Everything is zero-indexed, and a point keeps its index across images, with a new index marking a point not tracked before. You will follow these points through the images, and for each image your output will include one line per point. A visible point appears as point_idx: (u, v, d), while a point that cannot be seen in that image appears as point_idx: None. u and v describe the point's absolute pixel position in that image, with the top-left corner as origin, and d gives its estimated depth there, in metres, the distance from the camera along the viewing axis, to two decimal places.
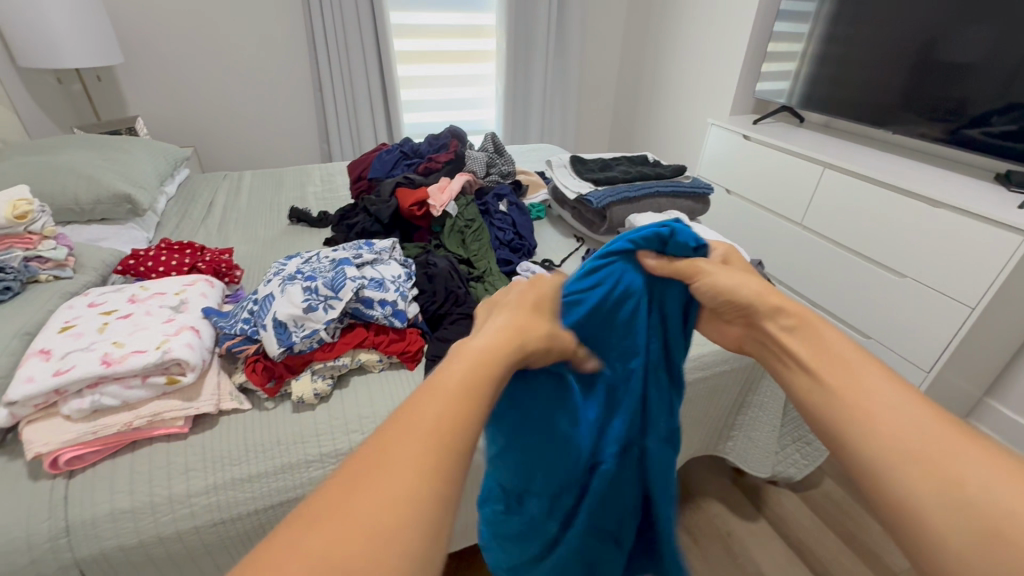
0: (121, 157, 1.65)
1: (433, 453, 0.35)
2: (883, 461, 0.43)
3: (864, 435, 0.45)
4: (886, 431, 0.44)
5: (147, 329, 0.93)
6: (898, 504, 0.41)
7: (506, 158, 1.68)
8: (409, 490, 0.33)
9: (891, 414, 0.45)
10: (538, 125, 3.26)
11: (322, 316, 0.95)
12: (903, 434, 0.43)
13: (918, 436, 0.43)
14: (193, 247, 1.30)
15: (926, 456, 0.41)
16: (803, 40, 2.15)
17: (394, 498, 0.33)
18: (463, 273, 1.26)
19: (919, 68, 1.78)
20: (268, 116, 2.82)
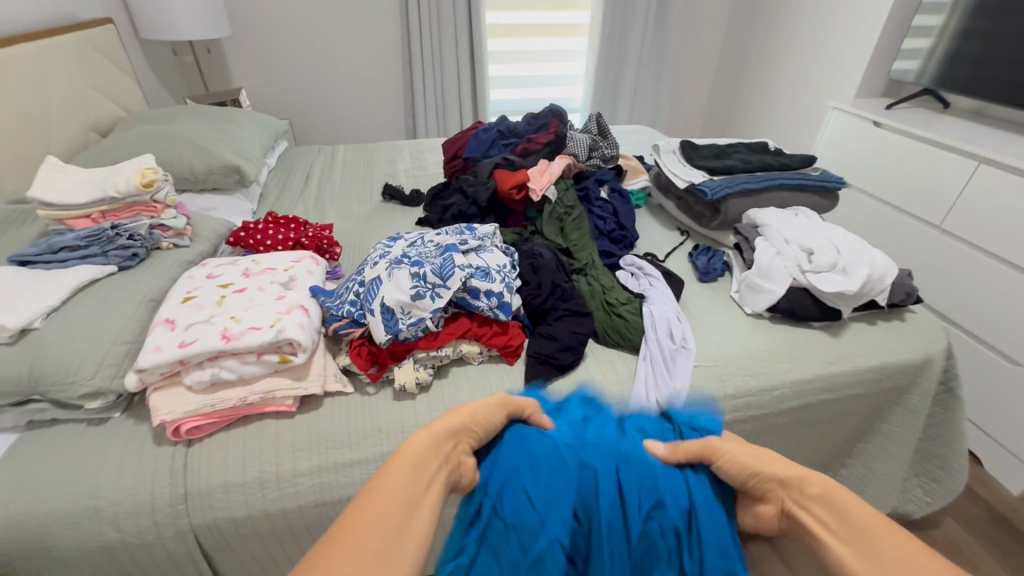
0: (229, 128, 1.70)
1: (377, 550, 0.36)
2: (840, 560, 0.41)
3: (820, 527, 0.43)
4: (837, 527, 0.42)
5: (260, 305, 0.93)
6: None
7: (610, 140, 1.53)
8: (395, 515, 0.39)
9: (841, 510, 0.43)
10: (628, 105, 3.07)
11: (429, 304, 0.91)
12: (849, 527, 0.41)
13: (855, 511, 0.42)
14: (297, 221, 1.31)
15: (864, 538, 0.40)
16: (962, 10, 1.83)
17: (386, 523, 0.38)
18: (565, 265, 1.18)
19: None
20: (357, 90, 2.85)
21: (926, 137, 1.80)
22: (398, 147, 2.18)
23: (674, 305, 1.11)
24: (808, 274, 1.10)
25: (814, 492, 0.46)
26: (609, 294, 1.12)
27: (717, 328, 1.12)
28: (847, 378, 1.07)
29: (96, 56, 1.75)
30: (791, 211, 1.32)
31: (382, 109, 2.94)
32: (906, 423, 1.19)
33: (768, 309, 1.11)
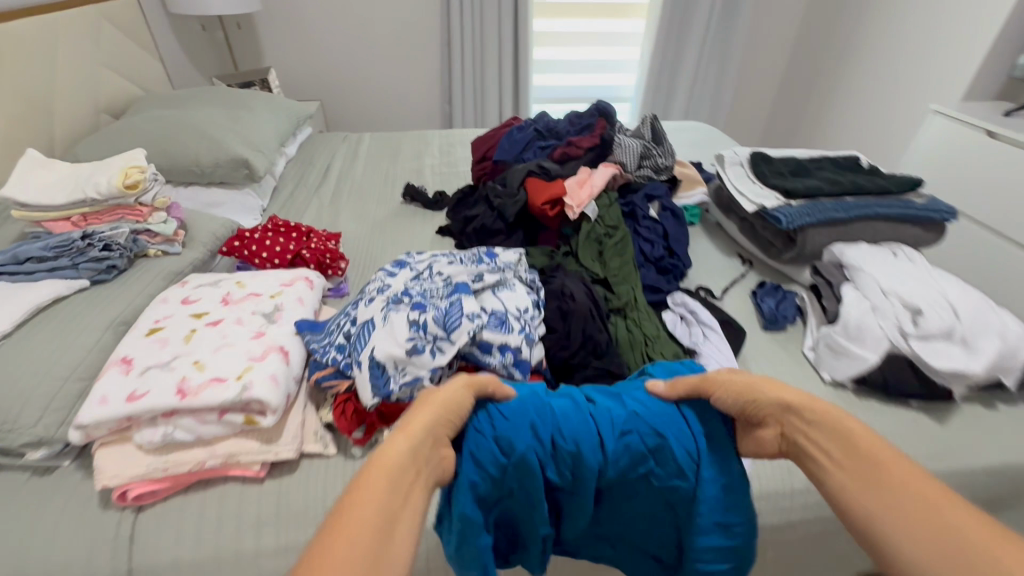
0: (244, 115, 1.57)
1: (371, 545, 0.40)
2: (883, 520, 0.46)
3: (847, 488, 0.49)
4: (880, 496, 0.47)
5: (232, 346, 0.79)
6: (879, 541, 0.46)
7: (665, 146, 1.29)
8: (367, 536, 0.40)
9: (885, 472, 0.48)
10: (685, 97, 2.77)
11: (428, 361, 0.74)
12: (890, 494, 0.47)
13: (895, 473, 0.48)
14: (300, 230, 1.16)
15: (918, 508, 0.45)
16: None
17: (359, 543, 0.40)
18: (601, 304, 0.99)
19: None
20: (393, 72, 2.67)
21: None
22: (428, 138, 2.01)
23: (733, 366, 0.90)
24: (913, 340, 0.87)
25: (811, 417, 0.55)
26: (652, 348, 0.92)
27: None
28: (962, 478, 0.83)
29: (113, 32, 1.65)
30: (891, 250, 1.07)
31: (417, 93, 2.76)
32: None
33: (854, 378, 0.89)
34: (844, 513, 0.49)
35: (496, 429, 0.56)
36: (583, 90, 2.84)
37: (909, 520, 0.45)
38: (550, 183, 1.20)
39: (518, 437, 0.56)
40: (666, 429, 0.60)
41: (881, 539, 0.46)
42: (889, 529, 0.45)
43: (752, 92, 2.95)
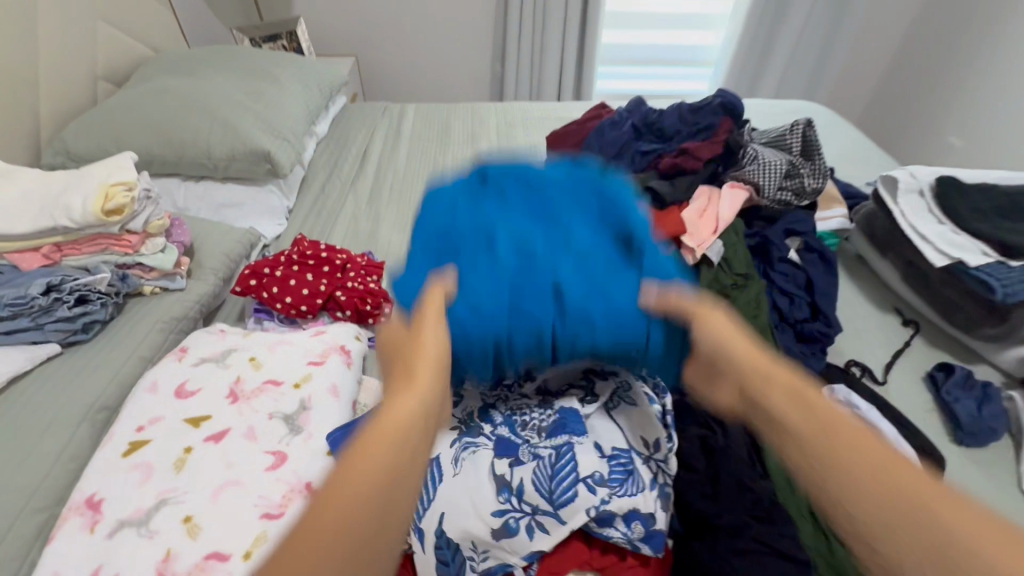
0: (267, 87, 1.28)
1: (370, 501, 0.34)
2: (849, 494, 0.37)
3: (825, 454, 0.39)
4: (854, 459, 0.38)
5: (239, 484, 0.55)
6: (860, 528, 0.36)
7: (818, 160, 0.96)
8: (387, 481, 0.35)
9: (863, 440, 0.39)
10: (782, 62, 2.32)
11: (523, 543, 0.53)
12: (868, 466, 0.37)
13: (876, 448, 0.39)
14: (333, 262, 0.89)
15: (898, 496, 0.36)
16: None
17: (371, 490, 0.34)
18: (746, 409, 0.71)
19: None
20: (439, 21, 2.30)
21: None
22: (482, 113, 1.68)
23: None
24: None
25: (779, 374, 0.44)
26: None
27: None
28: None
29: None
30: None
31: (466, 51, 2.39)
32: None
33: None
34: (804, 453, 0.40)
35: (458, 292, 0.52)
36: (659, 50, 2.41)
37: (879, 493, 0.36)
38: (664, 214, 0.88)
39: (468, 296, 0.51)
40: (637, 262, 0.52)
41: (830, 474, 0.38)
42: (851, 485, 0.37)
43: (862, 57, 2.46)
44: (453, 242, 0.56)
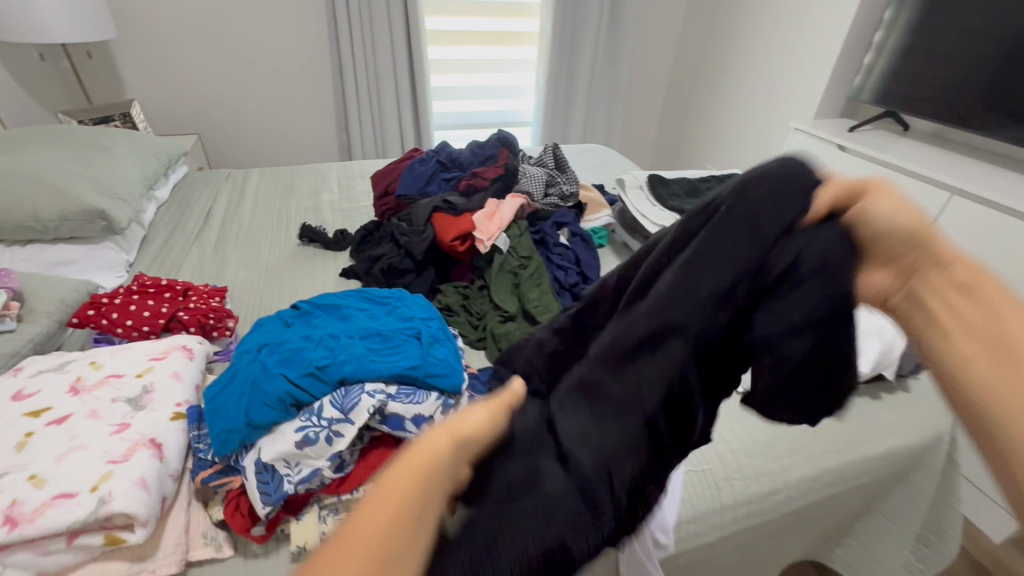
0: (96, 156, 1.35)
1: (373, 570, 0.29)
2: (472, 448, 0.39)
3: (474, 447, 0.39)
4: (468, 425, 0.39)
5: (86, 447, 0.64)
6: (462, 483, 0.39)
7: (568, 174, 1.32)
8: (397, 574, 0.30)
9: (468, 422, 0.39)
10: (581, 120, 2.90)
11: (327, 450, 0.65)
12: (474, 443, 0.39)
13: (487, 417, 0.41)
14: (174, 291, 1.02)
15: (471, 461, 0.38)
16: (903, 33, 1.81)
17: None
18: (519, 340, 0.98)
19: None
20: (280, 100, 2.50)
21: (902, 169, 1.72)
22: (324, 171, 1.87)
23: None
24: None
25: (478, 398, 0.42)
26: None
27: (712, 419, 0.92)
28: (860, 466, 0.92)
29: None
30: None
31: (312, 127, 2.62)
32: (910, 497, 1.06)
33: None
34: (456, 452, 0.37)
35: (289, 330, 0.81)
36: (483, 116, 2.87)
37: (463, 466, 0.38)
38: (458, 218, 1.16)
39: (291, 333, 0.79)
40: (402, 302, 0.92)
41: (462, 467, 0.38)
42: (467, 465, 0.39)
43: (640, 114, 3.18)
44: (276, 330, 0.81)
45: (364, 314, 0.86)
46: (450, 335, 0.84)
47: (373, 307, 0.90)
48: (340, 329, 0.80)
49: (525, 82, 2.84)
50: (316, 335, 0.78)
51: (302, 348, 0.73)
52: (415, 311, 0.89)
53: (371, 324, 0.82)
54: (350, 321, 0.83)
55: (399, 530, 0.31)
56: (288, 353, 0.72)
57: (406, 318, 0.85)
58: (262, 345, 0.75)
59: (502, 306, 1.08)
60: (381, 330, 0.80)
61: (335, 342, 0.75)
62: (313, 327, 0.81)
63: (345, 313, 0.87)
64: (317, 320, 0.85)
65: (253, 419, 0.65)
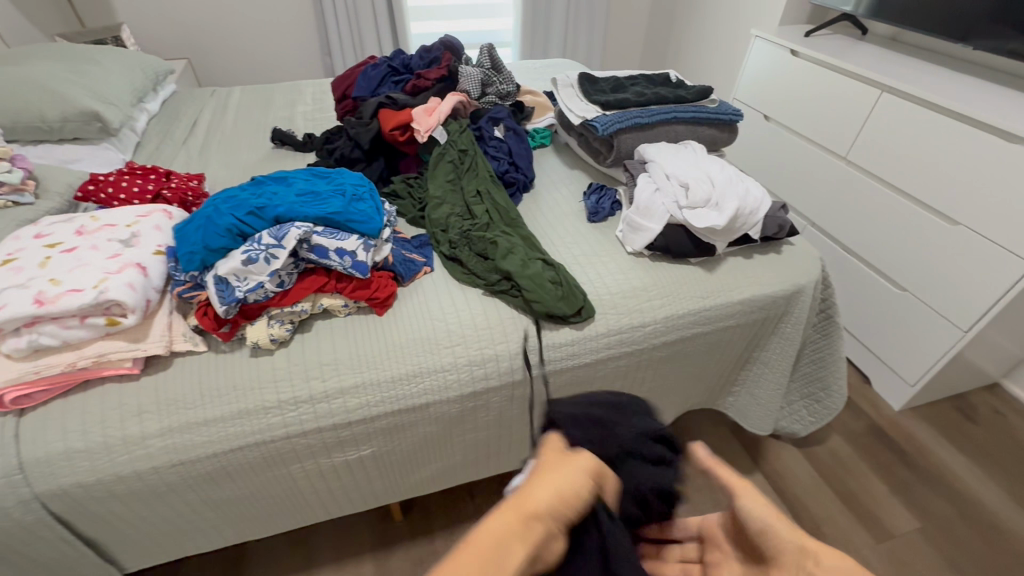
0: (88, 68, 1.52)
1: None
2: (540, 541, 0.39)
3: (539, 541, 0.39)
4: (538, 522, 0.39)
5: (88, 265, 0.86)
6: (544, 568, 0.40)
7: (504, 74, 1.52)
8: None
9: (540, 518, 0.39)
10: (560, 37, 2.92)
11: (265, 268, 0.86)
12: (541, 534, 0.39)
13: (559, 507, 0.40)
14: (158, 173, 1.22)
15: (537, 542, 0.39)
16: None
17: None
18: (465, 231, 1.13)
19: None
20: (263, 22, 2.59)
21: (843, 68, 1.78)
22: (300, 87, 2.01)
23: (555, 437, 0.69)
24: (685, 210, 1.10)
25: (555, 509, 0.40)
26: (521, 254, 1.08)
27: (603, 273, 1.11)
28: (723, 310, 1.11)
29: None
30: (682, 145, 1.30)
31: (296, 50, 2.71)
32: (783, 348, 1.25)
33: (646, 246, 1.12)
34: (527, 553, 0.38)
35: (241, 187, 1.01)
36: (463, 35, 2.91)
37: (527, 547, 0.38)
38: (399, 111, 1.34)
39: (242, 190, 0.99)
40: (339, 173, 1.10)
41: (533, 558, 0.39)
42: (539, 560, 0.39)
43: (624, 32, 3.17)
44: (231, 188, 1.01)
45: (304, 180, 1.06)
46: (374, 199, 1.05)
47: (314, 175, 1.09)
48: (281, 188, 1.00)
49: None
50: (261, 191, 0.98)
51: (246, 199, 0.94)
52: (349, 179, 1.08)
53: (305, 186, 1.02)
54: (291, 184, 1.03)
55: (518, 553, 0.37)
56: (236, 202, 0.93)
57: (337, 183, 1.05)
58: (217, 196, 0.96)
59: (443, 196, 1.22)
60: (313, 189, 1.00)
61: (274, 196, 0.96)
62: (259, 187, 1.01)
63: (287, 178, 1.06)
64: (264, 182, 1.04)
65: (209, 244, 0.87)
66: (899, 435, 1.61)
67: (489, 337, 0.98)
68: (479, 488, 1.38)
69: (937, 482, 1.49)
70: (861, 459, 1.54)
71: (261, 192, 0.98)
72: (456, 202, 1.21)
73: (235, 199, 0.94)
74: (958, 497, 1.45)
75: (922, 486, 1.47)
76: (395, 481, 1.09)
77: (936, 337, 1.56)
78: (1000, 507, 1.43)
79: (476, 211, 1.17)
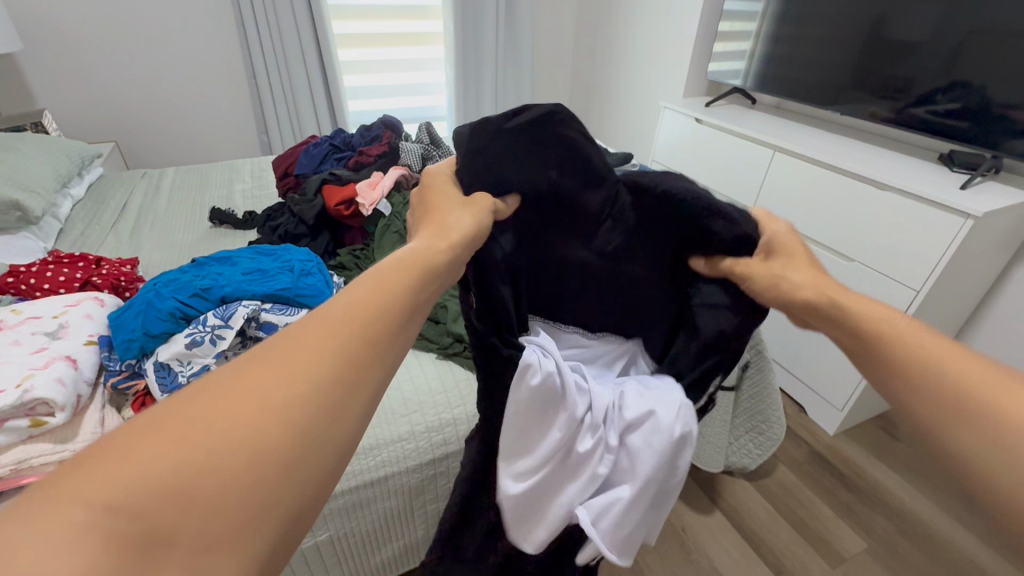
0: (9, 157, 1.47)
1: (271, 410, 0.31)
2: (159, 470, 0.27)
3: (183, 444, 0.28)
4: (167, 451, 0.27)
5: (9, 363, 0.80)
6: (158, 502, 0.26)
7: (443, 148, 1.61)
8: (276, 396, 0.31)
9: (173, 451, 0.27)
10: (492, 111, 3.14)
11: (211, 349, 0.84)
12: (160, 469, 0.27)
13: (164, 457, 0.27)
14: (87, 261, 1.17)
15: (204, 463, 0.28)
16: (757, 20, 2.13)
17: (265, 401, 0.31)
18: None
19: (847, 46, 1.83)
20: (196, 104, 2.60)
21: (741, 132, 2.04)
22: (238, 166, 2.02)
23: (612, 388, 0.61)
24: None
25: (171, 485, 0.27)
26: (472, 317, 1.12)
27: None
28: None
29: None
30: None
31: (230, 128, 2.73)
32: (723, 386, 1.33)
33: None
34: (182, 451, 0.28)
35: (182, 267, 1.00)
36: (401, 111, 3.06)
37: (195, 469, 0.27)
38: (343, 187, 1.39)
39: (183, 271, 0.98)
40: (285, 248, 1.12)
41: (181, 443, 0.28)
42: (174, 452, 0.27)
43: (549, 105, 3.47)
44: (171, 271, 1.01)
45: (247, 257, 1.07)
46: (322, 271, 1.06)
47: (258, 251, 1.10)
48: (223, 267, 1.00)
49: (438, 78, 3.06)
50: (202, 272, 0.98)
51: (188, 282, 0.93)
52: (295, 254, 1.09)
53: (248, 263, 1.03)
54: (234, 261, 1.04)
55: (188, 500, 0.27)
56: (176, 285, 0.93)
57: (282, 258, 1.06)
58: (156, 279, 0.95)
59: None
60: (258, 266, 1.01)
61: (216, 276, 0.96)
62: (200, 268, 1.00)
63: (230, 256, 1.06)
64: (206, 261, 1.04)
65: (150, 329, 0.86)
66: (837, 458, 1.72)
67: (446, 400, 0.99)
68: None
69: (879, 501, 1.58)
70: (808, 486, 1.62)
71: (204, 273, 0.97)
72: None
73: (176, 283, 0.93)
74: (896, 511, 1.55)
75: (863, 504, 1.56)
76: (355, 566, 1.03)
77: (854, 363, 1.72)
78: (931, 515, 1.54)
79: None
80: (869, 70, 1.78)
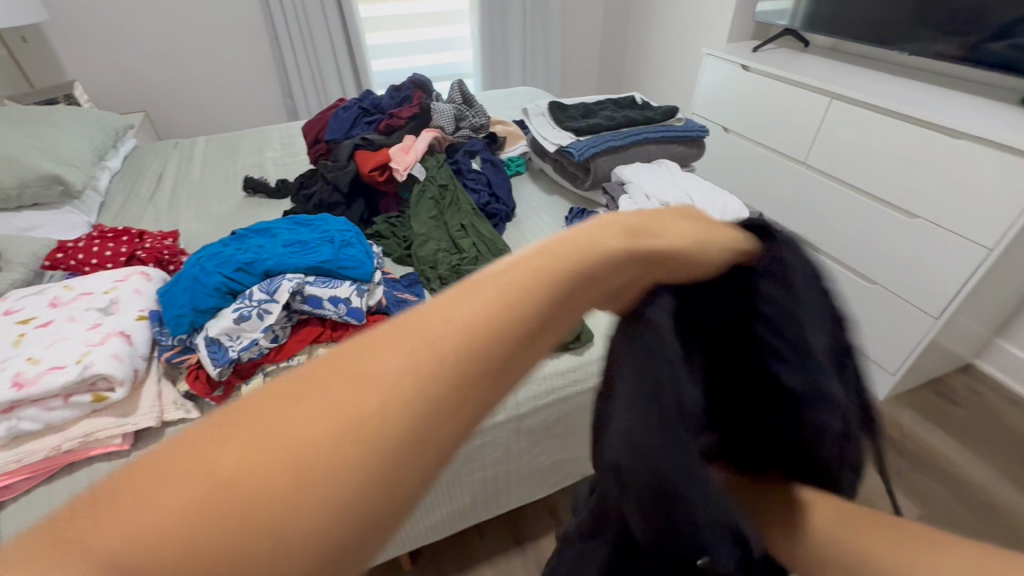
0: (46, 131, 1.47)
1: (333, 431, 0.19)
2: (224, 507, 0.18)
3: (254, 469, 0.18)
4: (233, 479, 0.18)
5: (68, 338, 0.82)
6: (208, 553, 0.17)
7: (476, 107, 1.55)
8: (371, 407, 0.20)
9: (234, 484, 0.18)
10: (520, 65, 3.00)
11: (258, 324, 0.84)
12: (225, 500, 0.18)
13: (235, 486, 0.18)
14: (130, 236, 1.18)
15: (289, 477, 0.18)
16: None
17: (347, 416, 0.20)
18: (455, 264, 1.11)
19: None
20: (219, 69, 2.56)
21: (792, 80, 1.88)
22: (267, 133, 1.99)
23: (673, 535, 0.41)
24: None
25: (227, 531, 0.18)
26: None
27: None
28: None
29: None
30: (655, 164, 1.34)
31: (255, 94, 2.69)
32: None
33: None
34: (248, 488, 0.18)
35: (223, 240, 1.00)
36: (426, 69, 2.95)
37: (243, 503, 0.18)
38: (375, 152, 1.34)
39: (224, 245, 0.97)
40: (323, 218, 1.09)
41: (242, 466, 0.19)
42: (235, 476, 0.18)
43: (579, 57, 3.29)
44: None
45: (286, 227, 1.05)
46: (363, 241, 1.04)
47: (296, 221, 1.08)
48: (263, 239, 0.99)
49: (461, 32, 2.92)
50: (243, 246, 0.96)
51: (230, 256, 0.92)
52: (333, 224, 1.06)
53: (286, 234, 1.01)
54: (274, 233, 1.02)
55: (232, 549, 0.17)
56: (219, 260, 0.92)
57: (321, 229, 1.04)
58: (199, 253, 0.95)
59: (427, 231, 1.21)
60: (297, 238, 0.99)
61: (257, 249, 0.95)
62: (240, 241, 0.99)
63: (270, 227, 1.05)
64: (245, 233, 1.03)
65: (199, 305, 0.86)
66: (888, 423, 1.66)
67: None
68: (488, 525, 1.34)
69: (933, 467, 1.53)
70: None
71: (245, 246, 0.96)
72: (442, 238, 1.19)
73: (217, 257, 0.92)
74: (952, 478, 1.49)
75: (915, 471, 1.51)
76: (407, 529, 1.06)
77: (910, 326, 1.63)
78: (989, 483, 1.48)
79: (463, 244, 1.16)
80: (939, 1, 1.59)
